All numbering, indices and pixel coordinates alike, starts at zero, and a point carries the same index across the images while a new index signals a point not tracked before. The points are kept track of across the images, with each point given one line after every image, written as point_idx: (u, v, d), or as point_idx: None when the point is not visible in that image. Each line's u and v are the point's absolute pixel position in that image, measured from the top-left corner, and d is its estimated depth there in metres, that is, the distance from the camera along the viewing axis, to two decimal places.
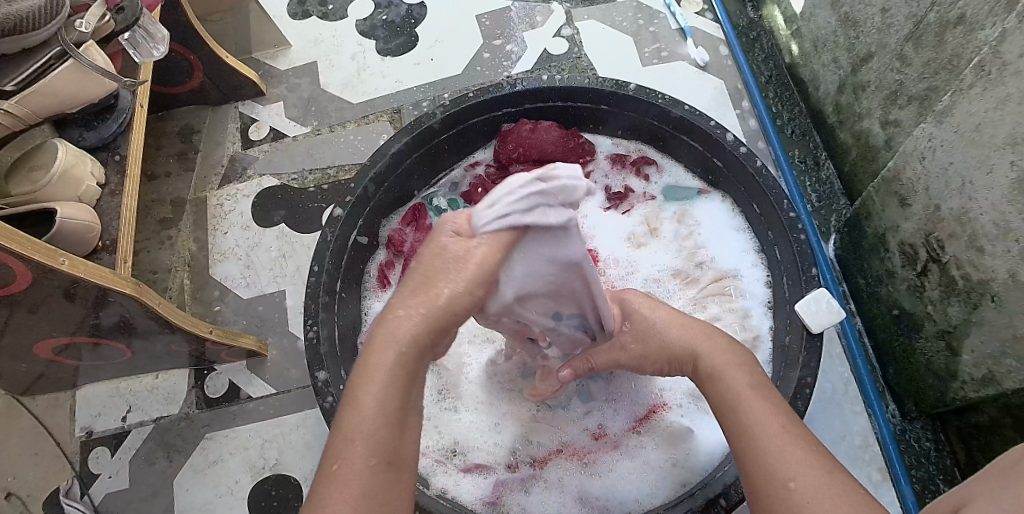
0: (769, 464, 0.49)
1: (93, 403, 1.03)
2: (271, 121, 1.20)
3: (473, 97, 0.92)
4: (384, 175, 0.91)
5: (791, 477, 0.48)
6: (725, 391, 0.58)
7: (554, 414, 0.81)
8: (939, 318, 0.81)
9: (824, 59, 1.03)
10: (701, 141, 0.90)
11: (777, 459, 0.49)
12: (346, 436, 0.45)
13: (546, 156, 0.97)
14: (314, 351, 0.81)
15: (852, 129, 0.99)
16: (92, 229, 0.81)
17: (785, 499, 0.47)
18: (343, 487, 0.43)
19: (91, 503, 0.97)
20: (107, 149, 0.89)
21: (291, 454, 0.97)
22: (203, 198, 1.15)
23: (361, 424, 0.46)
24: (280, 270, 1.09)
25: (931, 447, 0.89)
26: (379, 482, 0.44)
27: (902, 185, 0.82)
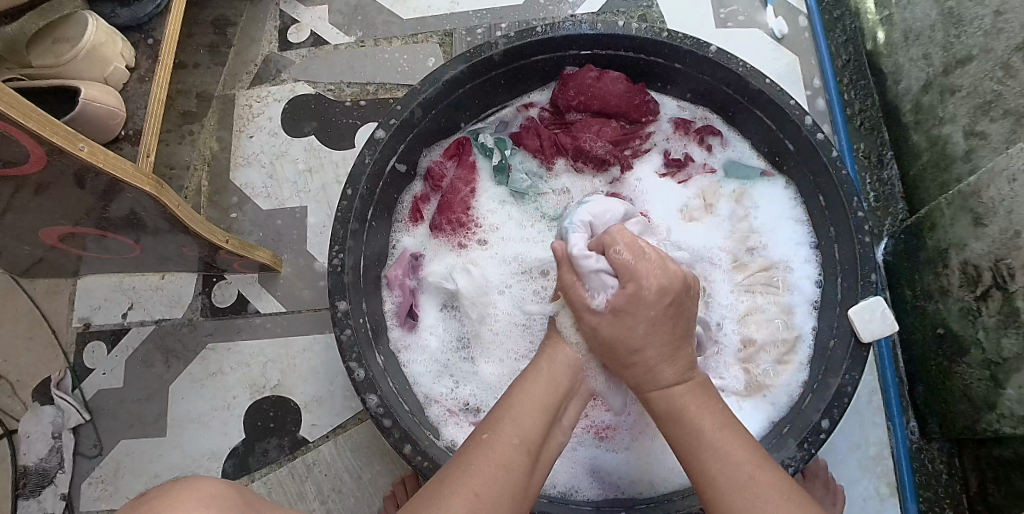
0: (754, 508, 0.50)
1: (94, 295, 0.99)
2: (312, 23, 1.12)
3: (540, 32, 0.85)
4: (434, 102, 0.85)
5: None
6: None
7: None
8: (988, 348, 0.77)
9: (912, 53, 0.93)
10: (774, 119, 0.84)
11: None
12: (497, 416, 0.57)
13: (607, 109, 0.91)
14: (337, 279, 0.77)
15: (927, 132, 0.91)
16: (115, 116, 0.74)
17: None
18: (489, 449, 0.53)
19: (83, 397, 0.94)
20: (139, 30, 0.82)
21: (293, 377, 0.94)
22: (231, 96, 1.08)
23: (511, 411, 0.58)
24: (304, 184, 1.03)
25: (944, 470, 0.87)
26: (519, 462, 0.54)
27: (981, 203, 0.76)
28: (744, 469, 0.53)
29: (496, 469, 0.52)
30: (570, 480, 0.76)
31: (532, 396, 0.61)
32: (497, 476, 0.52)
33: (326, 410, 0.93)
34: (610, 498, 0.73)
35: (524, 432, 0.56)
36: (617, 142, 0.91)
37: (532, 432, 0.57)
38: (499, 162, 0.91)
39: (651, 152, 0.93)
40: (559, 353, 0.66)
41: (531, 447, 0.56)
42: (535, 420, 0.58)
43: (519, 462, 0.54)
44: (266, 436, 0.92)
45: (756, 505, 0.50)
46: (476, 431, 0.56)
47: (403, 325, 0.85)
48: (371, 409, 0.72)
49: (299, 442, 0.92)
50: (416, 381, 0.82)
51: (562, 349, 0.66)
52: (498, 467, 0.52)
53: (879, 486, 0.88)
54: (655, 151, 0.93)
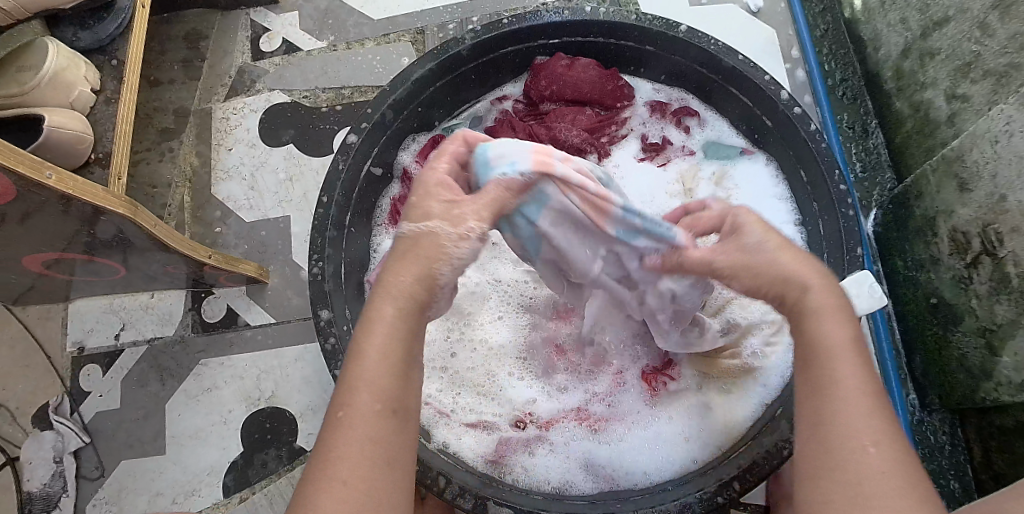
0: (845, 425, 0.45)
1: (86, 318, 1.00)
2: (283, 31, 1.11)
3: (507, 24, 0.84)
4: (405, 103, 0.84)
5: (870, 441, 0.44)
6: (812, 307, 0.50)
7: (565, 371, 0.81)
8: (982, 315, 0.76)
9: (890, 19, 0.91)
10: (750, 95, 0.83)
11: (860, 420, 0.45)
12: (348, 382, 0.47)
13: (581, 97, 0.90)
14: (318, 288, 0.77)
15: (910, 98, 0.89)
16: (83, 140, 0.74)
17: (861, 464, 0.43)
18: (349, 432, 0.45)
19: (82, 421, 0.95)
20: (103, 51, 0.82)
21: (287, 387, 0.95)
22: (207, 110, 1.08)
23: (364, 367, 0.47)
24: (286, 194, 1.03)
25: (947, 441, 0.86)
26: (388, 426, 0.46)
27: (965, 168, 0.74)
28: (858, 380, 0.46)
29: (360, 468, 0.44)
30: (563, 476, 0.75)
31: (384, 328, 0.48)
32: (365, 470, 0.44)
33: (322, 418, 0.93)
34: (604, 491, 0.73)
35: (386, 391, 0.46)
36: (593, 130, 0.90)
37: (392, 394, 0.47)
38: None
39: (628, 137, 0.92)
40: (399, 272, 0.49)
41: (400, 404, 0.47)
42: (397, 352, 0.48)
43: (387, 433, 0.46)
44: (264, 448, 0.92)
45: (851, 418, 0.45)
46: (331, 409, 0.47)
47: None
48: None
49: (297, 452, 0.92)
50: None
51: (399, 268, 0.49)
52: (361, 459, 0.44)
53: None
54: (632, 136, 0.92)
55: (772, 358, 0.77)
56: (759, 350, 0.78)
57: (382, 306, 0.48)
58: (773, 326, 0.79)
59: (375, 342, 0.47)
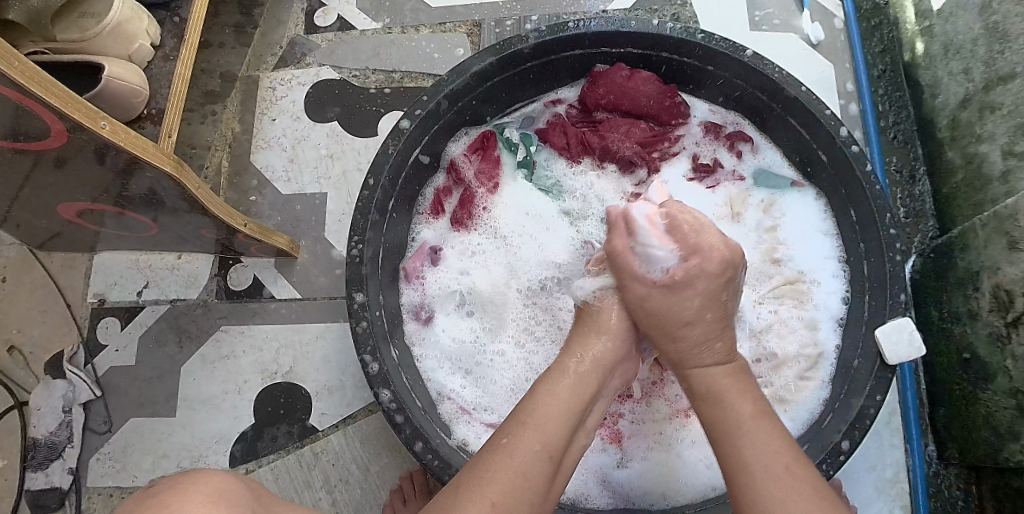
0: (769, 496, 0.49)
1: (110, 271, 0.99)
2: (339, 7, 1.10)
3: (572, 27, 0.84)
4: (461, 94, 0.84)
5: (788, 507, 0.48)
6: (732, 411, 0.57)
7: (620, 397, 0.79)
8: (1016, 376, 0.75)
9: (952, 67, 0.91)
10: (808, 127, 0.82)
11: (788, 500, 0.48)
12: (519, 419, 0.55)
13: (638, 110, 0.90)
14: (355, 270, 0.76)
15: (963, 149, 0.88)
16: (138, 94, 0.74)
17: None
18: (507, 456, 0.51)
19: (94, 373, 0.94)
20: (165, 7, 0.82)
21: (305, 365, 0.94)
22: (255, 77, 1.08)
23: (533, 412, 0.56)
24: (325, 170, 1.02)
25: (960, 497, 0.86)
26: (538, 463, 0.52)
27: (1017, 227, 0.74)
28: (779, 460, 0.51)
29: (516, 472, 0.51)
30: (579, 488, 0.75)
31: (563, 385, 0.59)
32: (515, 483, 0.50)
33: (337, 400, 0.92)
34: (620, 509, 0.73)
35: (547, 434, 0.54)
36: (645, 144, 0.90)
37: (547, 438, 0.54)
38: (523, 158, 0.90)
39: (680, 155, 0.91)
40: (588, 349, 0.64)
41: (553, 452, 0.54)
42: (565, 408, 0.57)
43: (541, 470, 0.52)
44: (275, 422, 0.92)
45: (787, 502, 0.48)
46: (496, 435, 0.55)
47: (418, 319, 0.84)
48: (384, 404, 0.72)
49: (308, 430, 0.91)
50: (428, 376, 0.81)
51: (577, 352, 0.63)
52: (507, 477, 0.50)
53: (893, 509, 0.86)
54: (684, 154, 0.91)
55: (805, 392, 0.79)
56: (792, 383, 0.79)
57: (570, 367, 0.62)
58: (809, 362, 0.80)
59: (558, 395, 0.58)
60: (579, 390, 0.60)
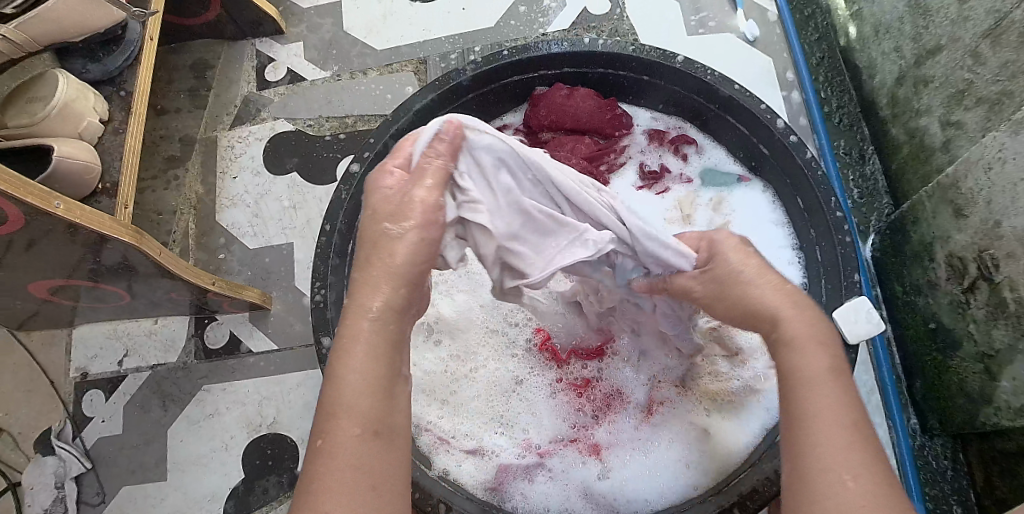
0: (816, 448, 0.43)
1: (90, 344, 1.00)
2: (289, 61, 1.13)
3: (507, 56, 0.86)
4: (407, 132, 0.86)
5: (849, 475, 0.41)
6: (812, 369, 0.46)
7: (582, 402, 0.81)
8: (980, 340, 0.76)
9: (884, 47, 0.93)
10: (747, 123, 0.84)
11: (841, 455, 0.42)
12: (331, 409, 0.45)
13: (581, 126, 0.92)
14: (320, 315, 0.77)
15: (905, 125, 0.90)
16: (90, 170, 0.77)
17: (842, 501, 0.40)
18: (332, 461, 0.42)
19: (83, 446, 0.95)
20: (111, 83, 0.86)
21: (289, 414, 0.95)
22: (213, 138, 1.10)
23: (343, 393, 0.45)
24: (290, 221, 1.04)
25: (949, 467, 0.86)
26: (371, 450, 0.44)
27: (960, 194, 0.75)
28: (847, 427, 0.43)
29: (350, 481, 0.42)
30: (562, 503, 0.76)
31: (357, 358, 0.46)
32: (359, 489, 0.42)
33: None
34: None
35: (365, 415, 0.44)
36: (592, 158, 0.91)
37: (373, 412, 0.45)
38: None
39: (627, 165, 0.93)
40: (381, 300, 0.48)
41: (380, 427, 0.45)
42: (376, 364, 0.46)
43: (382, 464, 0.43)
44: (264, 474, 0.92)
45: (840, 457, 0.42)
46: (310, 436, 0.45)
47: None
48: None
49: (298, 478, 0.92)
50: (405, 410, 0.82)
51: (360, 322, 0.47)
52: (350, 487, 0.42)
53: None
54: (631, 163, 0.93)
55: (774, 379, 0.79)
56: (762, 371, 0.80)
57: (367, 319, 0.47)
58: None
59: (357, 348, 0.46)
60: (383, 330, 0.47)
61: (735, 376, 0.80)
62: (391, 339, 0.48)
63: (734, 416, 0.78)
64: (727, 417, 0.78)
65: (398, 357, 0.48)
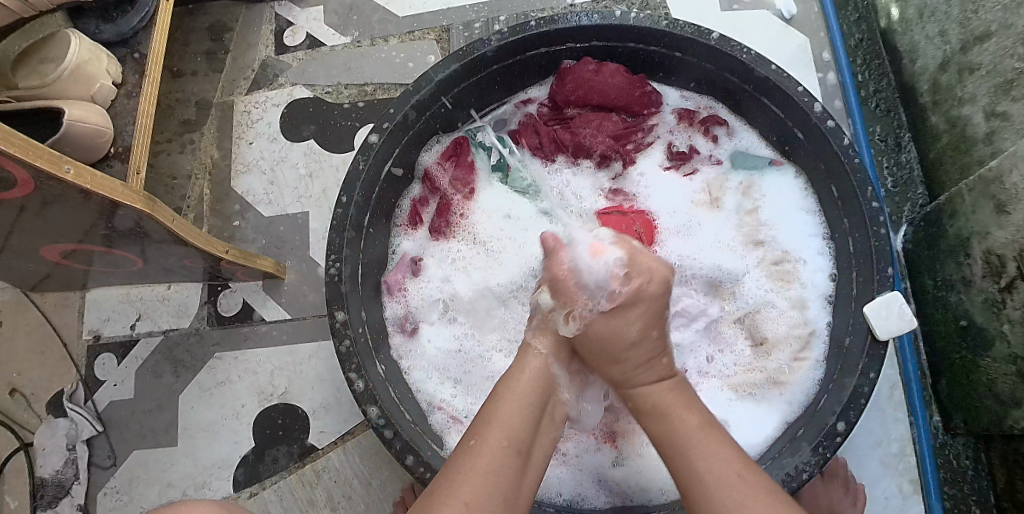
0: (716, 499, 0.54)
1: (103, 307, 1.00)
2: (308, 25, 1.10)
3: (534, 26, 0.83)
4: (428, 103, 0.83)
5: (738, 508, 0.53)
6: (677, 431, 0.60)
7: None
8: (1014, 341, 0.73)
9: (928, 31, 0.88)
10: (782, 106, 0.80)
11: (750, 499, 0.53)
12: (487, 422, 0.59)
13: (608, 103, 0.89)
14: (335, 289, 0.76)
15: (946, 114, 0.86)
16: (103, 134, 0.76)
17: (717, 484, 0.55)
18: (475, 460, 0.55)
19: (95, 409, 0.95)
20: (125, 44, 0.84)
21: (300, 384, 0.94)
22: (230, 103, 1.08)
23: (504, 416, 0.59)
24: (305, 190, 1.02)
25: (969, 466, 0.83)
26: (511, 465, 0.56)
27: (1003, 189, 0.72)
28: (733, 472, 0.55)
29: (490, 474, 0.55)
30: (575, 488, 0.75)
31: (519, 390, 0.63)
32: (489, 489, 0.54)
33: (334, 417, 0.93)
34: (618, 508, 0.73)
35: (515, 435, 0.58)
36: (618, 137, 0.89)
37: (517, 437, 0.58)
38: (497, 162, 0.90)
39: (655, 145, 0.90)
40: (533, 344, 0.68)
41: (520, 447, 0.58)
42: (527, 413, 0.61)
43: (506, 467, 0.56)
44: (275, 444, 0.92)
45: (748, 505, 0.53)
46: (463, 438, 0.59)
47: (404, 331, 0.84)
48: (372, 420, 0.71)
49: (308, 449, 0.91)
50: (418, 387, 0.80)
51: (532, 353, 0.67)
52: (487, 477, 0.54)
53: (901, 484, 0.84)
54: (659, 143, 0.90)
55: (798, 372, 0.77)
56: (787, 364, 0.78)
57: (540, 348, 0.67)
58: (800, 343, 0.78)
59: (526, 378, 0.64)
60: (532, 395, 0.62)
61: (760, 367, 0.79)
62: (540, 383, 0.64)
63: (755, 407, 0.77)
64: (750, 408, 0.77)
65: (537, 402, 0.63)
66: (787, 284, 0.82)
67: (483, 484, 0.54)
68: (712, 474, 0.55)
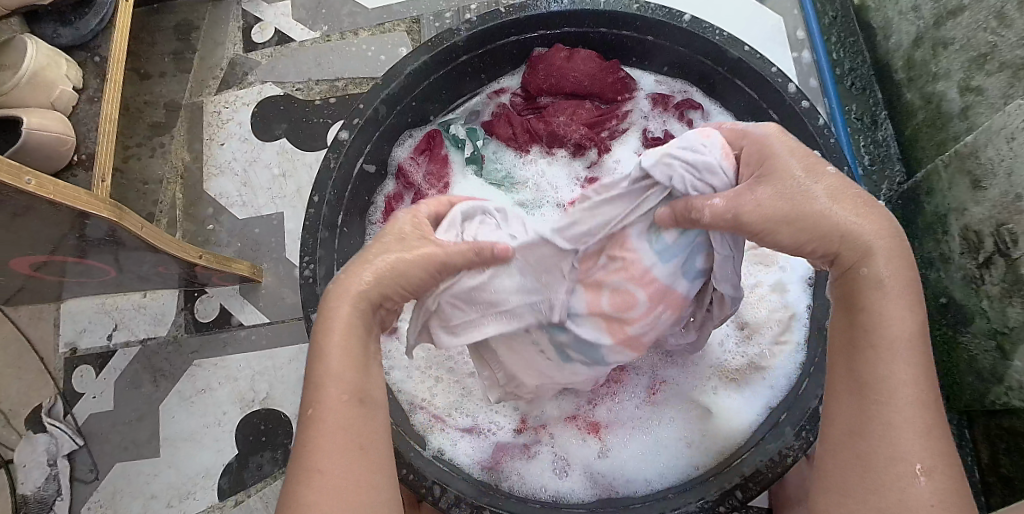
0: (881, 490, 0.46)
1: (78, 318, 0.98)
2: (275, 21, 1.08)
3: (505, 14, 0.81)
4: (398, 98, 0.81)
5: (917, 461, 0.45)
6: (893, 330, 0.48)
7: None
8: (994, 317, 0.73)
9: (902, 7, 0.87)
10: (757, 88, 0.79)
11: (911, 443, 0.46)
12: (319, 383, 0.49)
13: (581, 91, 0.87)
14: (310, 291, 0.75)
15: (921, 90, 0.85)
16: (64, 142, 0.74)
17: (907, 483, 0.45)
18: (316, 431, 0.47)
19: (75, 422, 0.94)
20: (85, 48, 0.82)
21: (282, 388, 0.93)
22: (199, 104, 1.05)
23: (329, 368, 0.50)
24: (279, 190, 1.01)
25: (954, 443, 0.84)
26: (355, 414, 0.48)
27: (979, 165, 0.71)
28: (917, 453, 0.46)
29: (345, 447, 0.47)
30: (563, 485, 0.74)
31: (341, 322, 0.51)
32: (347, 460, 0.46)
33: None
34: (603, 498, 0.72)
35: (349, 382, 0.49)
36: (593, 124, 0.87)
37: (351, 384, 0.49)
38: (471, 154, 0.88)
39: (630, 131, 0.89)
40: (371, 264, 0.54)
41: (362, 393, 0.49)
42: (350, 347, 0.51)
43: (356, 422, 0.48)
44: (258, 450, 0.91)
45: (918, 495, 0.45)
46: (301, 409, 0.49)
47: None
48: None
49: (292, 453, 0.90)
50: (398, 388, 0.79)
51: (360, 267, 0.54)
52: (342, 452, 0.47)
53: None
54: (634, 129, 0.89)
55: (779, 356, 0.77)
56: (767, 348, 0.78)
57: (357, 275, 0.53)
58: (782, 325, 0.78)
59: (340, 308, 0.52)
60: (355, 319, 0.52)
61: (741, 351, 0.79)
62: (365, 310, 0.53)
63: (739, 391, 0.76)
64: (732, 394, 0.76)
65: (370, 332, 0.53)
66: (766, 265, 0.82)
67: (345, 462, 0.46)
68: (899, 417, 0.46)
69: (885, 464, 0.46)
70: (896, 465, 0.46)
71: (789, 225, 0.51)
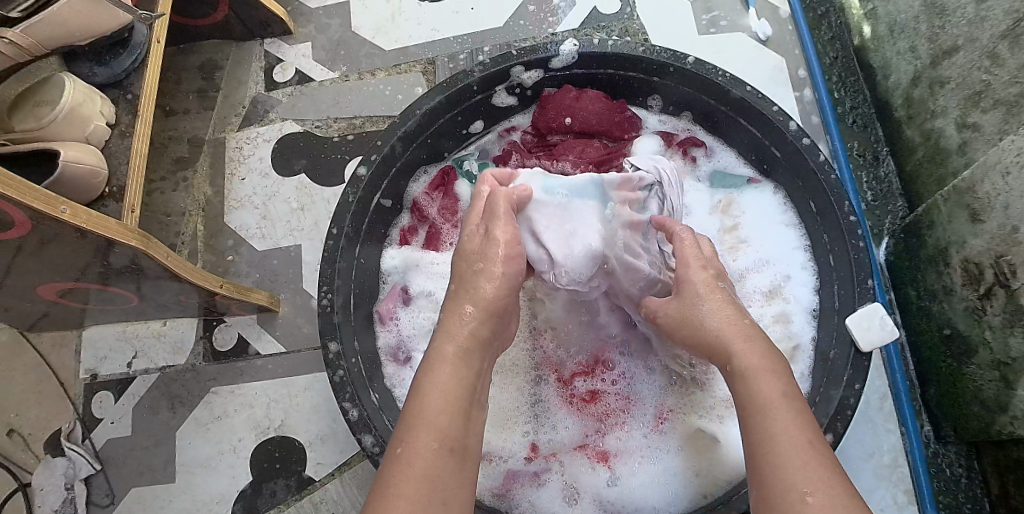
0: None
1: (99, 345, 1.01)
2: (296, 62, 1.13)
3: (516, 57, 0.85)
4: (414, 135, 0.85)
5: (809, 490, 0.45)
6: (760, 392, 0.52)
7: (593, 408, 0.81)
8: (997, 348, 0.75)
9: (899, 47, 0.91)
10: (758, 126, 0.83)
11: (800, 473, 0.46)
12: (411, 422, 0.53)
13: (590, 129, 0.91)
14: (327, 320, 0.77)
15: (920, 127, 0.88)
16: (98, 175, 0.77)
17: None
18: (404, 465, 0.50)
19: (93, 447, 0.96)
20: (118, 86, 0.86)
21: (297, 416, 0.95)
22: (222, 140, 1.10)
23: (429, 408, 0.54)
24: (298, 223, 1.04)
25: (963, 474, 0.84)
26: (444, 462, 0.51)
27: (976, 199, 0.74)
28: (810, 483, 0.46)
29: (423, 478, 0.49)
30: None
31: (443, 380, 0.56)
32: (428, 490, 0.49)
33: (330, 448, 0.93)
34: None
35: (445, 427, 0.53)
36: (601, 162, 0.90)
37: (441, 429, 0.53)
38: None
39: None
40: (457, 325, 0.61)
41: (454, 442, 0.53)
42: (449, 398, 0.55)
43: (442, 465, 0.51)
44: (272, 477, 0.92)
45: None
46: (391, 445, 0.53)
47: (396, 360, 0.85)
48: (368, 449, 0.72)
49: (305, 481, 0.92)
50: None
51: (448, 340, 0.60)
52: (420, 485, 0.49)
53: (896, 494, 0.85)
54: None
55: None
56: None
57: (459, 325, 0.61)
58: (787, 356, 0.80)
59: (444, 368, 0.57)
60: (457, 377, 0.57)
61: None
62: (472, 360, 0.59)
63: None
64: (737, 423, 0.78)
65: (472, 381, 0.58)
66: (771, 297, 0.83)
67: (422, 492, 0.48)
68: (781, 456, 0.48)
69: (780, 499, 0.46)
70: (790, 492, 0.46)
71: (681, 332, 0.62)
